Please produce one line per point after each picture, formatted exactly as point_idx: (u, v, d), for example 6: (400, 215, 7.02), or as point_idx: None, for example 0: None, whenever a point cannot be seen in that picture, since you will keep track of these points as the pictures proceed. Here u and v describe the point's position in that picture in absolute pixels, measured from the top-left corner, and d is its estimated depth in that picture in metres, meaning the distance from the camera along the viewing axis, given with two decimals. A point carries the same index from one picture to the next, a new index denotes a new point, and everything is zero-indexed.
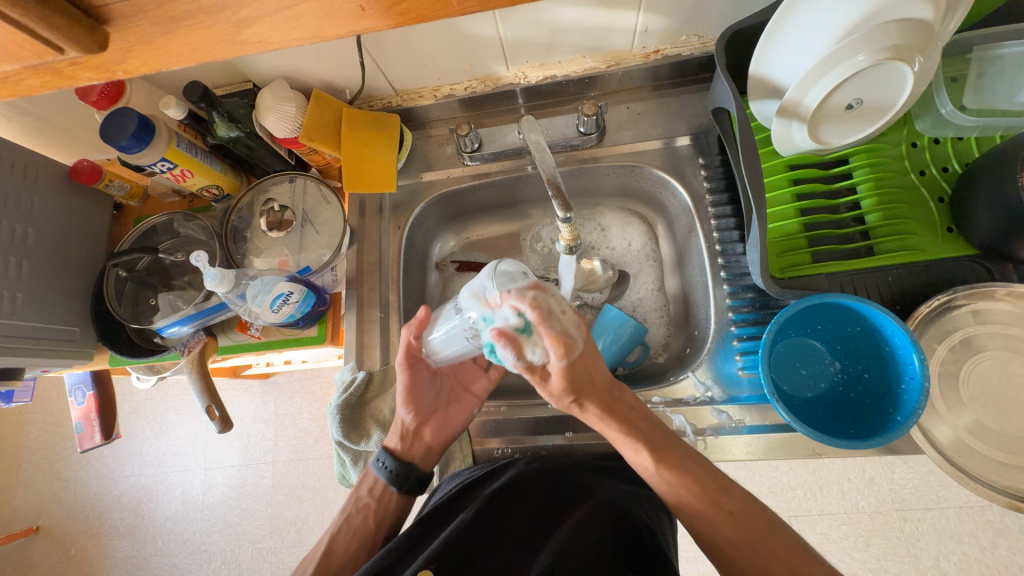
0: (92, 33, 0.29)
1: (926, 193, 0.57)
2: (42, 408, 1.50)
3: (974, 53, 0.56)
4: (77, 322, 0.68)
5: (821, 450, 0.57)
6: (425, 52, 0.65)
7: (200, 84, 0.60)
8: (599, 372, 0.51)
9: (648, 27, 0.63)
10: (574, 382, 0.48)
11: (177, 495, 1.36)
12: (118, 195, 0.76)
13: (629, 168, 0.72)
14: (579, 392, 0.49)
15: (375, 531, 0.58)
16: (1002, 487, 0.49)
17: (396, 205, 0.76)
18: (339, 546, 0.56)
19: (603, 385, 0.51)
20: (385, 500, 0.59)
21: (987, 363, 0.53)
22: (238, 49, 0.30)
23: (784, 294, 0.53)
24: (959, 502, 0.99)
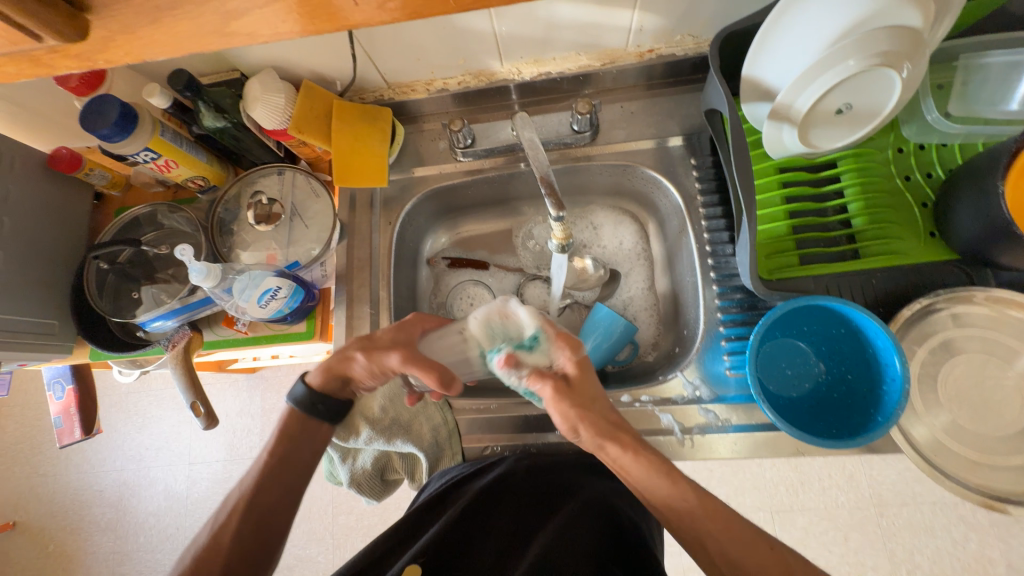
0: (74, 22, 0.27)
1: (911, 198, 0.58)
2: (19, 402, 1.46)
3: (960, 61, 0.57)
4: (56, 314, 0.67)
5: (804, 449, 0.58)
6: (419, 45, 0.64)
7: (185, 72, 0.59)
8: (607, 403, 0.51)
9: (643, 26, 0.63)
10: (584, 397, 0.50)
11: (160, 491, 1.34)
12: (99, 184, 0.73)
13: (621, 167, 0.72)
14: (597, 411, 0.50)
15: (305, 466, 0.53)
16: (976, 485, 0.51)
17: (387, 200, 0.76)
18: (271, 481, 0.51)
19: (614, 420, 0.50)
20: (310, 431, 0.55)
21: (965, 366, 0.55)
22: (227, 42, 0.29)
23: (771, 295, 0.54)
24: (933, 497, 1.03)
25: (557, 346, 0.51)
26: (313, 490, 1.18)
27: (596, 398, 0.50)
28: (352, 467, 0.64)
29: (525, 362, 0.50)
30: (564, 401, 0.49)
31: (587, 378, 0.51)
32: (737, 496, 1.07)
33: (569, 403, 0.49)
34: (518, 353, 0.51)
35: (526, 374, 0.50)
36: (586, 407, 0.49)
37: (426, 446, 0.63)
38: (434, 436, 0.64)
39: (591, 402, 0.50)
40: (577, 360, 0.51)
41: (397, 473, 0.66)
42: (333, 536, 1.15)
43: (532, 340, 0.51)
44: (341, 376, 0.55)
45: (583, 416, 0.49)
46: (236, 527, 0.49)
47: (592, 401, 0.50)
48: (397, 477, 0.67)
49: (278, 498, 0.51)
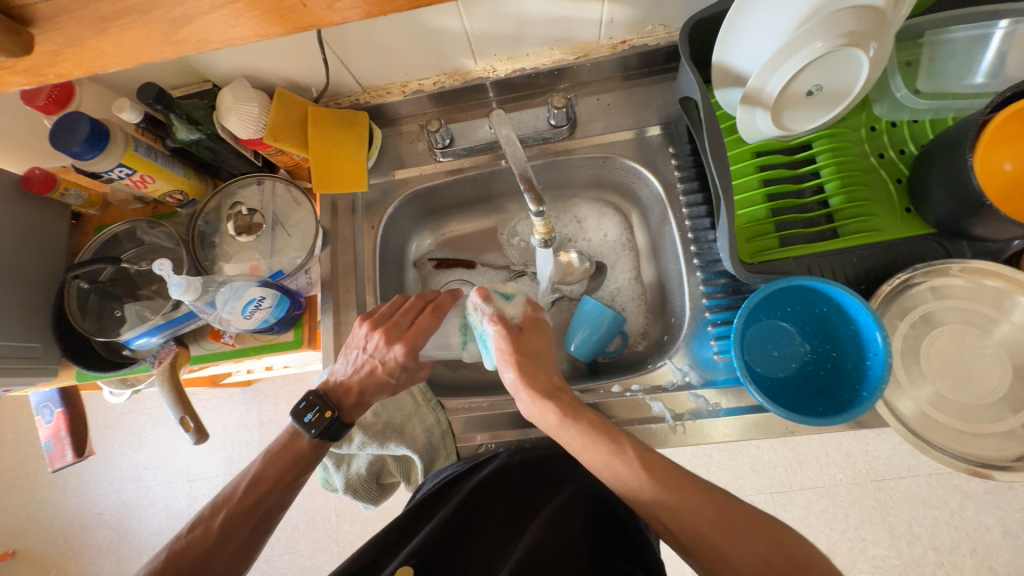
0: (16, 36, 0.27)
1: (885, 175, 0.59)
2: (11, 429, 1.44)
3: (926, 37, 0.57)
4: (39, 337, 0.66)
5: (794, 428, 0.59)
6: (390, 47, 0.64)
7: (155, 86, 0.58)
8: (550, 364, 0.58)
9: (614, 18, 0.63)
10: (535, 346, 0.58)
11: (161, 510, 1.33)
12: (75, 204, 0.73)
13: (600, 159, 0.73)
14: (539, 368, 0.56)
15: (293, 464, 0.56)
16: (961, 454, 0.52)
17: (369, 204, 0.75)
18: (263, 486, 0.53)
19: (557, 380, 0.56)
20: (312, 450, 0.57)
21: (946, 336, 0.55)
22: (177, 50, 0.29)
23: (753, 278, 0.55)
24: (929, 469, 1.04)
25: (528, 303, 0.61)
26: (314, 500, 1.18)
27: (538, 366, 0.56)
28: (347, 473, 0.64)
29: (496, 308, 0.58)
30: (513, 348, 0.56)
31: (542, 336, 0.60)
32: (737, 479, 1.09)
33: (516, 350, 0.56)
34: (495, 296, 0.59)
35: (493, 323, 0.58)
36: (527, 365, 0.55)
37: (420, 448, 0.63)
38: (428, 438, 0.64)
39: (533, 363, 0.56)
40: (541, 317, 0.61)
41: (393, 477, 0.67)
42: (337, 544, 1.15)
43: (488, 320, 0.58)
44: (365, 402, 0.59)
45: (526, 367, 0.55)
46: (220, 527, 0.51)
47: (535, 370, 0.56)
48: (393, 480, 0.67)
49: (263, 501, 0.53)
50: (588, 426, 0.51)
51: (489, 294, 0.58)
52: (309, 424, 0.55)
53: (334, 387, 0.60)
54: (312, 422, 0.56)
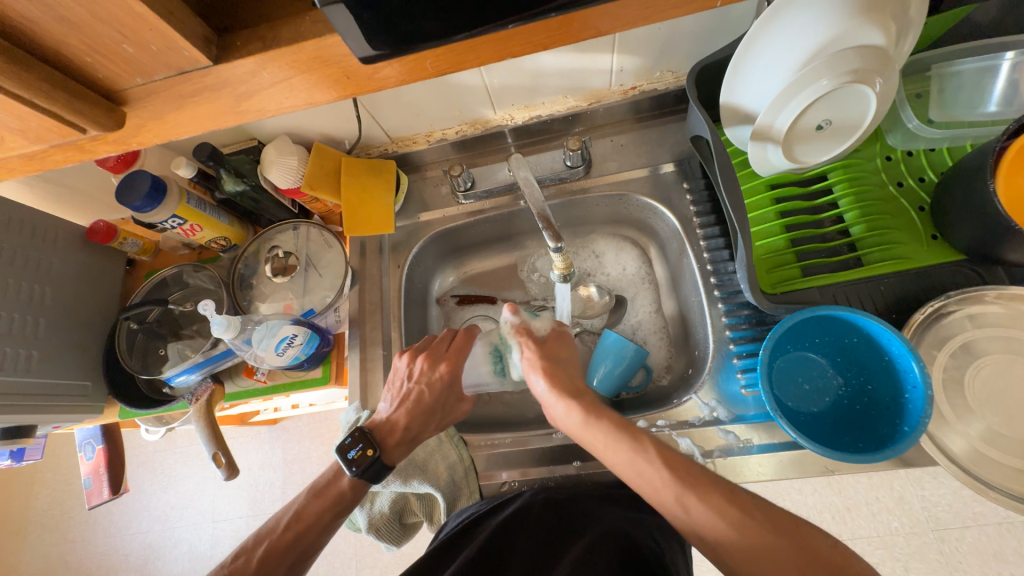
0: (111, 113, 0.31)
1: (906, 203, 0.58)
2: (51, 467, 1.49)
3: (933, 71, 0.58)
4: (90, 376, 0.70)
5: (833, 467, 0.56)
6: (417, 103, 0.69)
7: (208, 145, 0.65)
8: (578, 372, 0.57)
9: (624, 67, 0.67)
10: (552, 353, 0.59)
11: (185, 552, 1.33)
12: (131, 251, 0.79)
13: (617, 196, 0.75)
14: (560, 373, 0.56)
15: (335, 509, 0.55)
16: (1023, 495, 0.48)
17: (395, 245, 0.79)
18: (306, 522, 0.53)
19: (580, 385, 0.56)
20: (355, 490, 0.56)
21: (990, 367, 0.53)
22: (240, 118, 0.33)
23: (777, 308, 0.54)
24: (997, 517, 0.95)
25: (549, 321, 0.64)
26: (336, 544, 1.16)
27: (562, 365, 0.58)
28: (371, 512, 0.63)
29: (517, 319, 0.63)
30: (530, 354, 0.58)
31: (560, 348, 0.60)
32: None
33: (536, 356, 0.58)
34: (523, 313, 0.65)
35: (514, 329, 0.62)
36: (560, 356, 0.58)
37: (443, 485, 0.62)
38: (451, 475, 0.63)
39: (559, 363, 0.57)
40: (557, 338, 0.60)
41: (415, 516, 0.66)
42: None
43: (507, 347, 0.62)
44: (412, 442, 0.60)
45: (545, 373, 0.56)
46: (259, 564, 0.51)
47: (558, 368, 0.57)
48: (416, 520, 0.66)
49: (302, 541, 0.53)
50: (609, 423, 0.50)
51: (513, 307, 0.63)
52: (351, 460, 0.55)
53: (382, 426, 0.60)
54: (354, 458, 0.55)
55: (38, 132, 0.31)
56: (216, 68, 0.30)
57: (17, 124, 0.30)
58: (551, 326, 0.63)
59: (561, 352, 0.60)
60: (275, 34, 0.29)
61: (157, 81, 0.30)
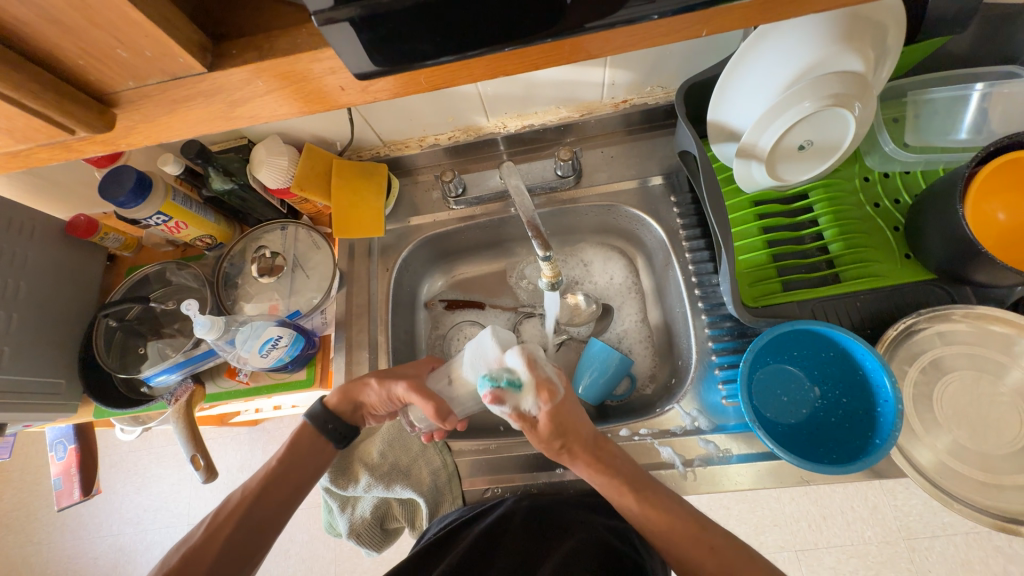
0: (103, 116, 0.31)
1: (882, 223, 0.61)
2: (18, 466, 1.44)
3: (908, 97, 0.61)
4: (64, 374, 0.68)
5: (809, 478, 0.57)
6: (411, 108, 0.70)
7: (197, 142, 0.64)
8: (584, 422, 0.54)
9: (615, 80, 0.68)
10: (560, 425, 0.52)
11: (157, 555, 1.29)
12: (112, 247, 0.78)
13: (606, 207, 0.76)
14: (566, 438, 0.52)
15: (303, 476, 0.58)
16: (986, 508, 0.50)
17: (385, 248, 0.79)
18: (271, 491, 0.56)
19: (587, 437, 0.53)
20: (316, 449, 0.59)
21: (957, 383, 0.55)
22: (233, 124, 0.33)
23: (757, 321, 0.56)
24: (965, 528, 0.98)
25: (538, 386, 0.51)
26: (314, 548, 1.14)
27: (568, 432, 0.52)
28: (352, 517, 0.63)
29: (510, 405, 0.51)
30: (535, 429, 0.52)
31: (566, 416, 0.52)
32: (757, 535, 1.03)
33: (538, 431, 0.52)
34: (506, 392, 0.51)
35: (510, 412, 0.51)
36: (562, 426, 0.52)
37: (426, 491, 0.62)
38: (434, 480, 0.63)
39: (563, 436, 0.52)
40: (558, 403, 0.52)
41: (397, 522, 0.65)
42: None
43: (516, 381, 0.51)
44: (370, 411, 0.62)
45: (549, 441, 0.52)
46: (228, 517, 0.53)
47: (567, 432, 0.52)
48: (397, 526, 0.66)
49: (266, 502, 0.55)
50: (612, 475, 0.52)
51: (499, 397, 0.50)
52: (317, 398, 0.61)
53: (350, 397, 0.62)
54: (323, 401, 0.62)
55: (25, 132, 0.31)
56: (211, 74, 0.30)
57: (5, 124, 0.30)
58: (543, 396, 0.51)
59: (567, 419, 0.52)
60: (272, 43, 0.29)
61: (151, 86, 0.30)
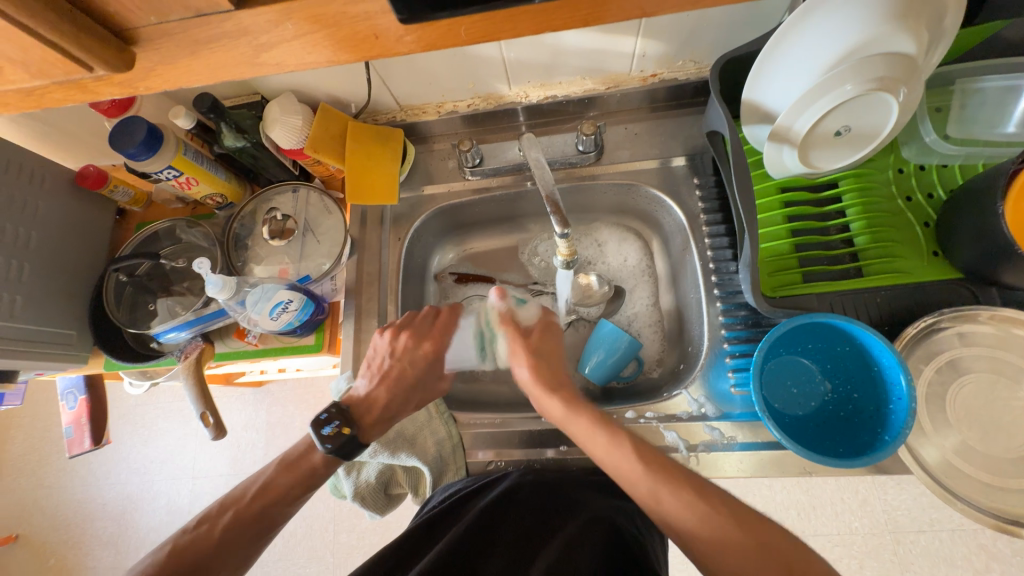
0: (121, 55, 0.31)
1: (913, 217, 0.59)
2: (30, 412, 1.48)
3: (956, 85, 0.58)
4: (75, 325, 0.68)
5: (812, 469, 0.58)
6: (431, 71, 0.67)
7: (210, 96, 0.62)
8: (562, 360, 0.63)
9: (646, 52, 0.65)
10: (543, 346, 0.64)
11: (163, 505, 1.34)
12: (121, 201, 0.77)
13: (625, 186, 0.74)
14: (545, 359, 0.63)
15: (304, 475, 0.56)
16: (988, 508, 0.50)
17: (397, 217, 0.78)
18: (273, 495, 0.53)
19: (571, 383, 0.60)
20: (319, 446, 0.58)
21: (973, 385, 0.54)
22: (256, 72, 0.31)
23: (775, 312, 0.54)
24: (952, 524, 0.99)
25: (538, 311, 0.67)
26: (314, 507, 1.18)
27: (547, 350, 0.64)
28: (357, 480, 0.64)
29: (508, 305, 0.66)
30: (520, 347, 0.63)
31: (551, 339, 0.65)
32: None
33: (524, 349, 0.62)
34: (512, 299, 0.67)
35: (505, 318, 0.66)
36: (542, 363, 0.62)
37: (430, 459, 0.63)
38: (438, 450, 0.64)
39: (546, 360, 0.62)
40: (547, 326, 0.66)
41: (401, 488, 0.67)
42: (333, 554, 1.14)
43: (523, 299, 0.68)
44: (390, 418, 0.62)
45: (530, 363, 0.61)
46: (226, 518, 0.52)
47: (548, 354, 0.63)
48: (400, 492, 0.67)
49: (272, 505, 0.53)
50: (592, 417, 0.54)
51: (501, 294, 0.67)
52: (326, 436, 0.55)
53: (359, 403, 0.61)
54: (328, 435, 0.55)
55: (40, 65, 0.30)
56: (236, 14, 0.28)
57: (20, 55, 0.29)
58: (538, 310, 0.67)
59: (551, 346, 0.64)
60: None
61: (171, 23, 0.30)
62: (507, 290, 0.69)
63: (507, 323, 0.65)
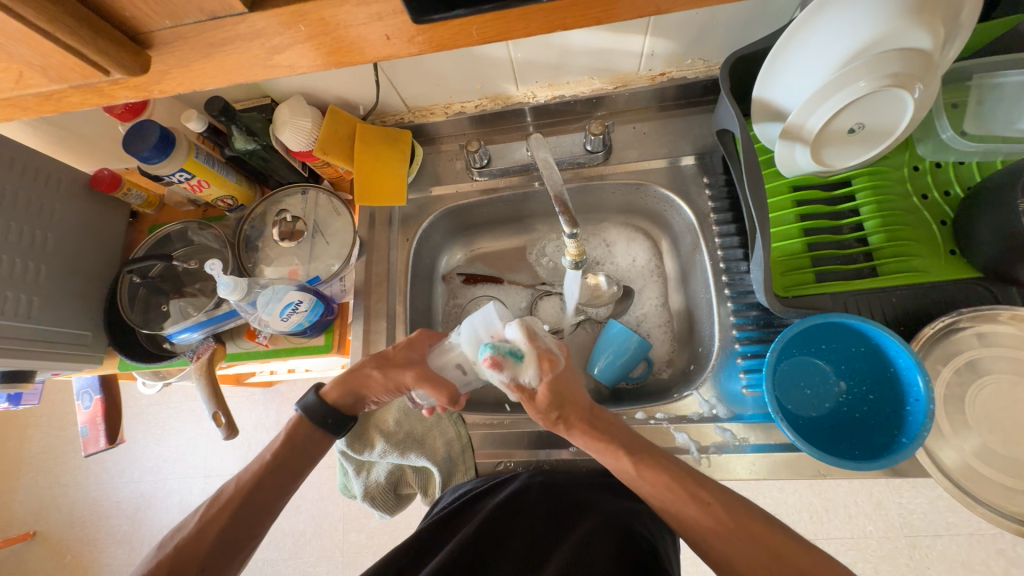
0: (138, 59, 0.31)
1: (929, 216, 0.58)
2: (46, 412, 1.51)
3: (974, 80, 0.56)
4: (90, 326, 0.70)
5: (825, 471, 0.57)
6: (439, 72, 0.67)
7: (221, 99, 0.62)
8: (580, 392, 0.53)
9: (655, 51, 0.65)
10: (559, 396, 0.51)
11: (175, 503, 1.35)
12: (135, 204, 0.78)
13: (634, 186, 0.74)
14: (563, 410, 0.51)
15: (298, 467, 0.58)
16: (1009, 513, 0.49)
17: (406, 217, 0.78)
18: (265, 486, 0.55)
19: (585, 404, 0.53)
20: (313, 441, 0.59)
21: (993, 386, 0.53)
22: (269, 73, 0.32)
23: (788, 312, 0.54)
24: (970, 529, 0.97)
25: (538, 361, 0.50)
26: (324, 506, 1.19)
27: (561, 401, 0.51)
28: (366, 480, 0.65)
29: (508, 374, 0.49)
30: (531, 401, 0.51)
31: (565, 386, 0.52)
32: None
33: (536, 404, 0.51)
34: (506, 360, 0.49)
35: (506, 382, 0.50)
36: (559, 403, 0.51)
37: (439, 460, 0.63)
38: (448, 451, 0.64)
39: (564, 404, 0.51)
40: (557, 373, 0.51)
41: (410, 488, 0.66)
42: (342, 554, 1.15)
43: (519, 353, 0.50)
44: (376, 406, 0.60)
45: (544, 414, 0.51)
46: (221, 512, 0.53)
47: (565, 400, 0.51)
48: (410, 492, 0.67)
49: (265, 498, 0.55)
50: (585, 429, 0.53)
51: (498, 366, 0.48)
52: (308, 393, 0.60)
53: (358, 403, 0.60)
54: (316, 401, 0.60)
55: (60, 71, 0.31)
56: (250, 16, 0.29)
57: (39, 60, 0.30)
58: (542, 365, 0.50)
59: (564, 391, 0.51)
60: None
61: (187, 26, 0.30)
62: (496, 341, 0.51)
63: (511, 386, 0.50)
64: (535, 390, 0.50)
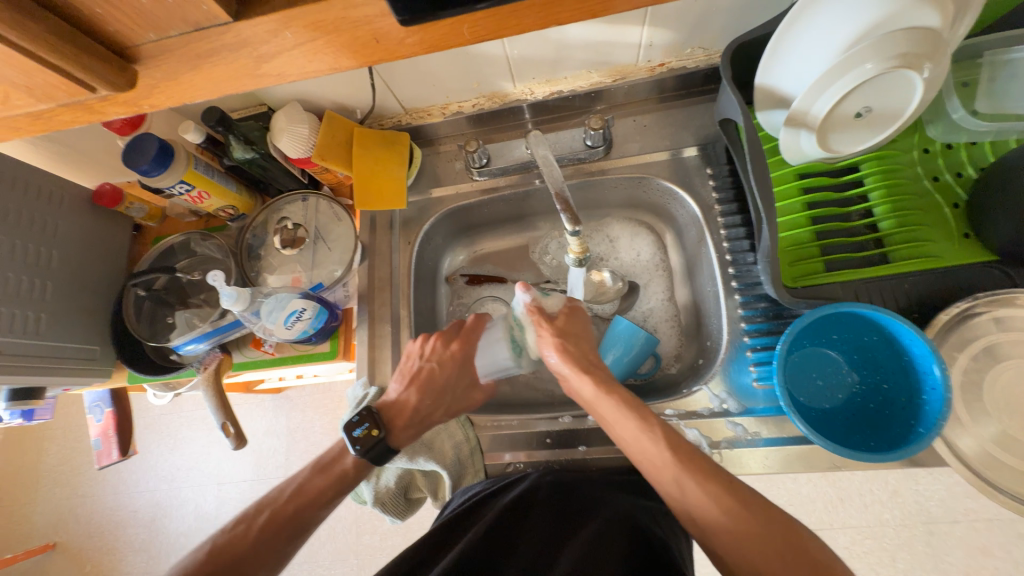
0: (123, 73, 0.31)
1: (940, 199, 0.56)
2: (61, 424, 1.52)
3: (986, 58, 0.55)
4: (98, 340, 0.70)
5: (841, 464, 0.56)
6: (435, 72, 0.66)
7: (217, 109, 0.62)
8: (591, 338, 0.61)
9: (653, 41, 0.63)
10: (572, 330, 0.60)
11: (190, 511, 1.37)
12: (137, 217, 0.78)
13: (636, 179, 0.73)
14: (579, 343, 0.59)
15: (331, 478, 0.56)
16: None
17: (407, 220, 0.77)
18: (307, 497, 0.53)
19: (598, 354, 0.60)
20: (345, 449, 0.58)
21: (1013, 371, 0.51)
22: (258, 83, 0.32)
23: (798, 303, 0.53)
24: (988, 514, 0.96)
25: (559, 295, 0.64)
26: (337, 510, 1.19)
27: (577, 336, 0.59)
28: (377, 486, 0.64)
29: (533, 294, 0.62)
30: (551, 328, 0.59)
31: (578, 320, 0.62)
32: None
33: (553, 326, 0.60)
34: (533, 290, 0.64)
35: (531, 306, 0.61)
36: (575, 338, 0.59)
37: (449, 464, 0.63)
38: (457, 453, 0.63)
39: (580, 339, 0.59)
40: (573, 308, 0.62)
41: (420, 491, 0.67)
42: (357, 556, 1.15)
43: (542, 292, 0.65)
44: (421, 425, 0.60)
45: (563, 342, 0.58)
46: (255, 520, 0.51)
47: (579, 336, 0.60)
48: (419, 496, 0.68)
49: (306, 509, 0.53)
50: (619, 401, 0.52)
51: (526, 283, 0.62)
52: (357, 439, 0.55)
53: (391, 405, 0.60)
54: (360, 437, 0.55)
55: (45, 89, 0.30)
56: (236, 25, 0.28)
57: (23, 79, 0.29)
58: (560, 299, 0.63)
59: (578, 334, 0.60)
60: None
61: (172, 38, 0.30)
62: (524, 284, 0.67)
63: (536, 312, 0.61)
64: (556, 321, 0.60)
